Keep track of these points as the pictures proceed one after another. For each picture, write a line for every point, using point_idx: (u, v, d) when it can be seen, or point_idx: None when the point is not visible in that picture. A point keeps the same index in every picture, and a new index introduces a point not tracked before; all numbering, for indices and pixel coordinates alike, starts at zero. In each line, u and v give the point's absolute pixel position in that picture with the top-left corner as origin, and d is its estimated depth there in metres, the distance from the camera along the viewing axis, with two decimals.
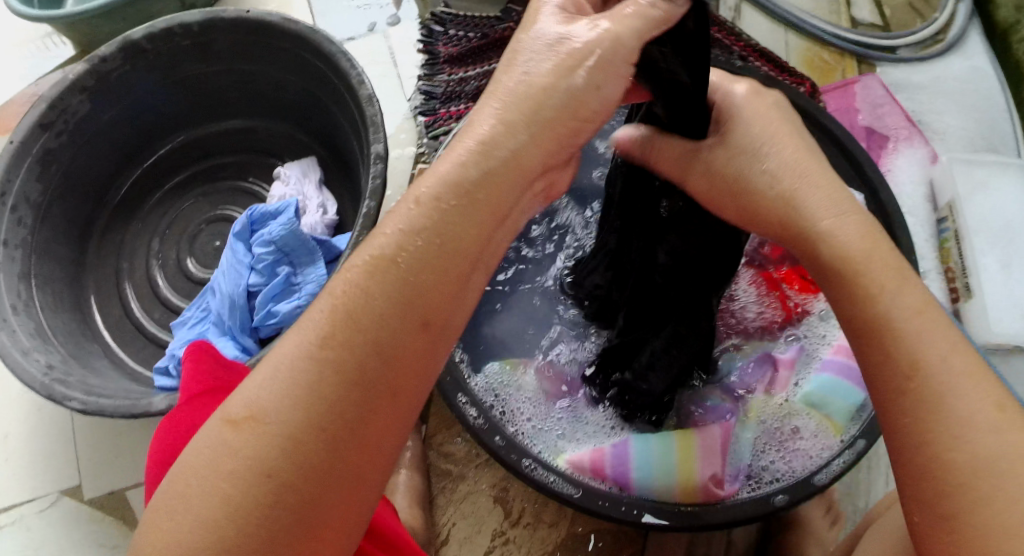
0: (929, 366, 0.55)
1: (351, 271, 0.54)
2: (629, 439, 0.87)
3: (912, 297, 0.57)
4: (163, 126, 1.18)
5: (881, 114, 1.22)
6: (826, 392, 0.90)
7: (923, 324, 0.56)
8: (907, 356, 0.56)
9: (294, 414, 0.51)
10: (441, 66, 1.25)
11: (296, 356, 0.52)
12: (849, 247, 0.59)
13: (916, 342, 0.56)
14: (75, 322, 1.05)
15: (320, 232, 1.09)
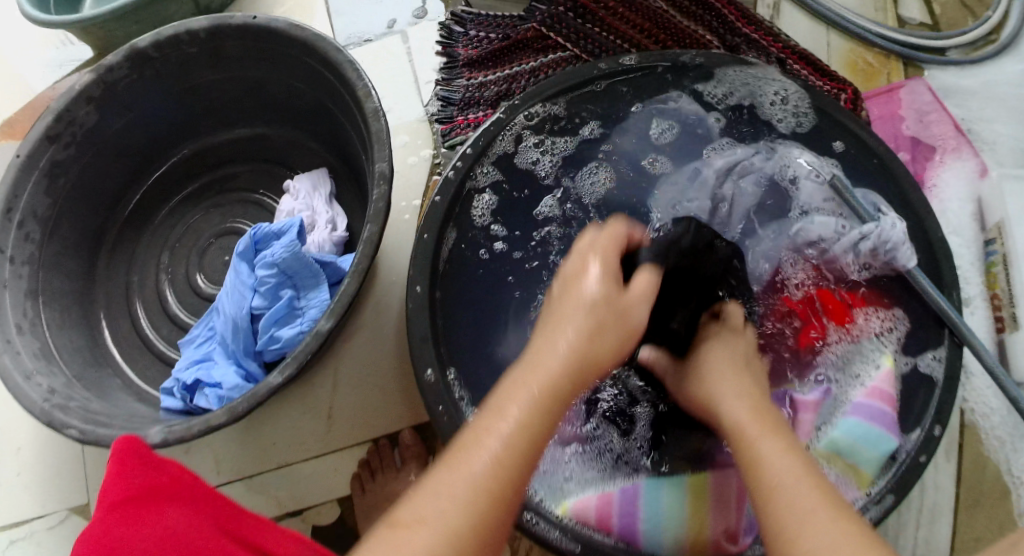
0: (786, 492, 0.65)
1: (513, 413, 0.64)
2: (637, 484, 0.86)
3: (772, 436, 0.72)
4: (173, 134, 1.15)
5: (927, 123, 1.13)
6: (853, 441, 0.86)
7: (778, 450, 0.70)
8: (768, 485, 0.67)
9: (456, 522, 0.60)
10: (460, 70, 1.16)
11: (469, 479, 0.62)
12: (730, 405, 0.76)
13: (771, 466, 0.68)
14: (83, 340, 1.05)
15: (328, 250, 1.05)
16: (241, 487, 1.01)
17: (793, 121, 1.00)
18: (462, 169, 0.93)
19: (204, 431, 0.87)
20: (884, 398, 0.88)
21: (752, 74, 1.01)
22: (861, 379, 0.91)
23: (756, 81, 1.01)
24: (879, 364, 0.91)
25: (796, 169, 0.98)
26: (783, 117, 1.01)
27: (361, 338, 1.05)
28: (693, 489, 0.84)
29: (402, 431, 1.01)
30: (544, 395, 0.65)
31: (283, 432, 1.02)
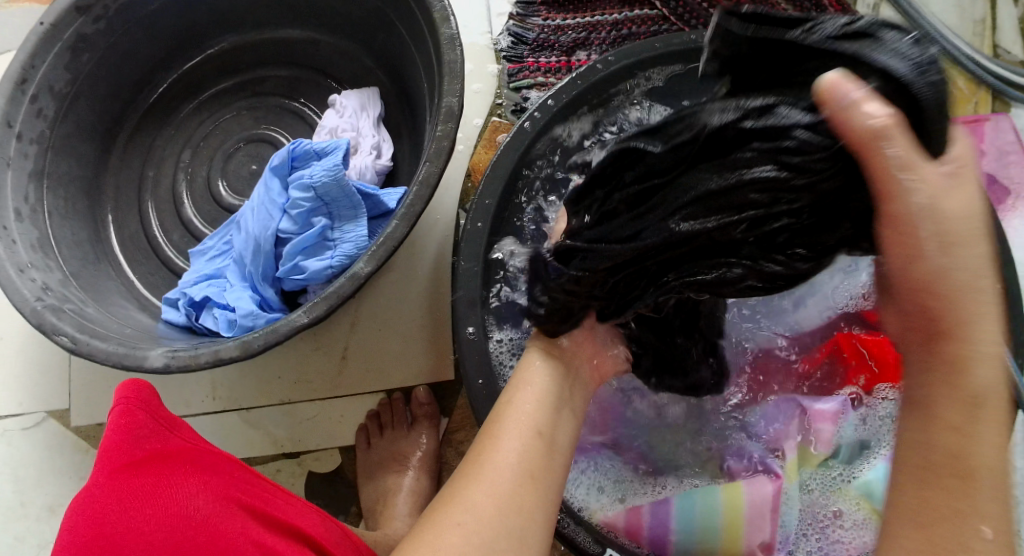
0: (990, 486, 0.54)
1: (541, 375, 0.71)
2: (671, 498, 0.83)
3: (982, 373, 0.55)
4: (212, 26, 1.04)
5: (1007, 162, 1.09)
6: (887, 488, 0.83)
7: (982, 417, 0.55)
8: (972, 468, 0.54)
9: (499, 496, 0.62)
10: (537, 8, 1.04)
11: (513, 456, 0.64)
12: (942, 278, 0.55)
13: (977, 440, 0.55)
14: (86, 234, 0.97)
15: (369, 179, 0.95)
16: (237, 418, 0.95)
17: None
18: (540, 121, 0.85)
19: (210, 363, 0.83)
20: None
21: None
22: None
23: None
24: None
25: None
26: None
27: (389, 279, 0.95)
28: (730, 499, 0.82)
29: (416, 387, 0.94)
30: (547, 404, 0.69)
31: (288, 367, 0.95)
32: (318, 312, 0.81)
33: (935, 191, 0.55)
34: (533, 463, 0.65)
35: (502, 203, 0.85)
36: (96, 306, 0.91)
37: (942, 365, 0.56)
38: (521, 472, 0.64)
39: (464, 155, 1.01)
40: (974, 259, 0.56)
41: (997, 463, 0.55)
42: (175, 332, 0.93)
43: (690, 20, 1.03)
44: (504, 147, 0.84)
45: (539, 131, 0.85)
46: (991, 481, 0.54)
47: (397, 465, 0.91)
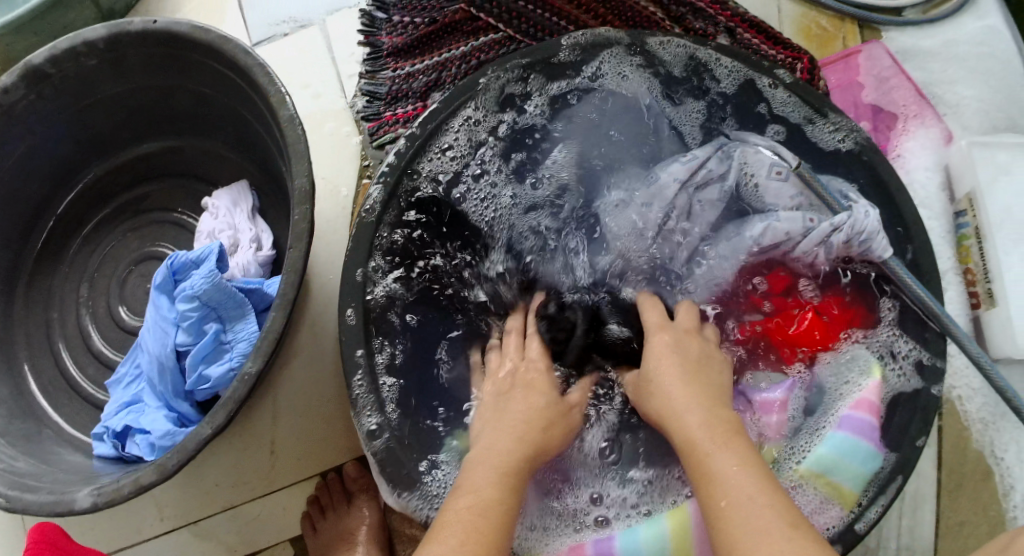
0: (736, 497, 0.65)
1: (506, 443, 0.76)
2: (614, 534, 0.83)
3: (736, 442, 0.70)
4: (81, 156, 1.06)
5: (888, 89, 1.06)
6: (839, 458, 0.84)
7: (726, 437, 0.71)
8: (718, 495, 0.66)
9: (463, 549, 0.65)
10: (385, 60, 1.05)
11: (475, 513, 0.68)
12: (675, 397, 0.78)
13: (719, 457, 0.69)
14: (5, 390, 0.98)
15: (254, 273, 0.97)
16: (187, 533, 0.96)
17: (787, 110, 0.93)
18: (390, 181, 0.85)
19: (135, 491, 0.82)
20: (869, 411, 0.86)
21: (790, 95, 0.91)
22: (849, 390, 0.89)
23: (802, 108, 0.92)
24: (866, 376, 0.89)
25: (754, 167, 0.93)
26: (834, 138, 0.92)
27: (297, 364, 0.97)
28: (676, 522, 0.81)
29: (346, 463, 0.96)
30: (503, 472, 0.73)
31: (223, 472, 0.96)
32: (220, 420, 0.81)
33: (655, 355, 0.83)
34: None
35: (376, 243, 0.84)
36: (27, 458, 0.92)
37: (690, 463, 0.71)
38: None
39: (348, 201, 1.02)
40: (668, 356, 0.82)
41: (741, 484, 0.66)
42: (106, 466, 0.92)
43: (536, 33, 1.03)
44: (371, 187, 0.85)
45: (404, 164, 0.86)
46: (729, 492, 0.66)
47: (346, 542, 0.91)
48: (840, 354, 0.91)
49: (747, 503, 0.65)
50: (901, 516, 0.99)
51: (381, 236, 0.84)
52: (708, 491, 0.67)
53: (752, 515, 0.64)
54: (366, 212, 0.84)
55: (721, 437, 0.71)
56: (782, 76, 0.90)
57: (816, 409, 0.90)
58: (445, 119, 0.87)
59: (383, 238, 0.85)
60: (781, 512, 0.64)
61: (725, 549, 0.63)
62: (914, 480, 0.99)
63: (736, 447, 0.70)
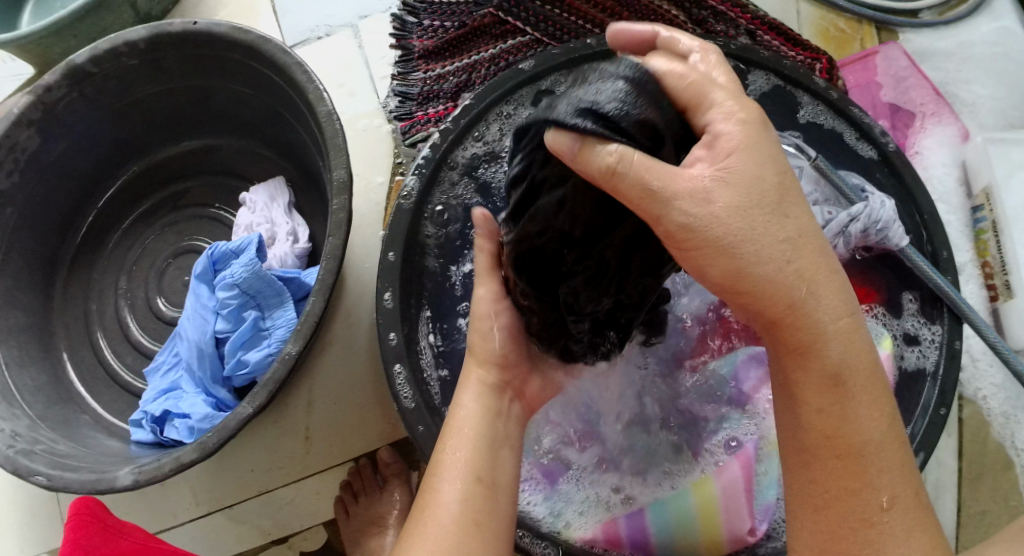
0: (898, 505, 0.60)
1: (472, 401, 0.74)
2: (642, 508, 0.85)
3: (872, 381, 0.62)
4: (119, 153, 1.09)
5: (905, 89, 1.09)
6: None
7: (866, 380, 0.62)
8: (870, 491, 0.60)
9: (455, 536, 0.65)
10: (416, 62, 1.08)
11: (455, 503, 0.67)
12: (830, 331, 0.61)
13: (864, 412, 0.61)
14: (45, 377, 1.01)
15: (291, 265, 0.99)
16: (223, 518, 0.98)
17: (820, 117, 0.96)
18: (424, 173, 0.89)
19: (176, 468, 0.84)
20: None
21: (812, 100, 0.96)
22: None
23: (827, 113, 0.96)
24: (878, 349, 0.92)
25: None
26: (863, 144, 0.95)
27: (332, 353, 1.00)
28: (703, 496, 0.84)
29: (379, 449, 0.98)
30: (473, 440, 0.71)
31: (259, 457, 0.98)
32: (260, 400, 0.83)
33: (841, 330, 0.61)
34: (475, 506, 0.67)
35: (411, 230, 0.88)
36: (68, 442, 0.94)
37: (815, 406, 0.61)
38: (463, 518, 0.67)
39: (383, 188, 1.06)
40: (837, 307, 0.61)
41: (898, 489, 0.61)
42: (145, 450, 0.94)
43: (562, 35, 1.06)
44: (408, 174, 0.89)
45: (439, 157, 0.90)
46: (890, 502, 0.60)
47: (377, 527, 0.94)
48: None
49: (884, 480, 0.61)
50: None
51: (413, 225, 0.88)
52: (846, 445, 0.61)
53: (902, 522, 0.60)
54: (403, 197, 0.88)
55: (868, 388, 0.61)
56: (818, 83, 0.95)
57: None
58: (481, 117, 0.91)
59: (417, 224, 0.89)
60: (930, 536, 0.61)
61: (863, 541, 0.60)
62: (935, 469, 1.01)
63: (872, 383, 0.62)
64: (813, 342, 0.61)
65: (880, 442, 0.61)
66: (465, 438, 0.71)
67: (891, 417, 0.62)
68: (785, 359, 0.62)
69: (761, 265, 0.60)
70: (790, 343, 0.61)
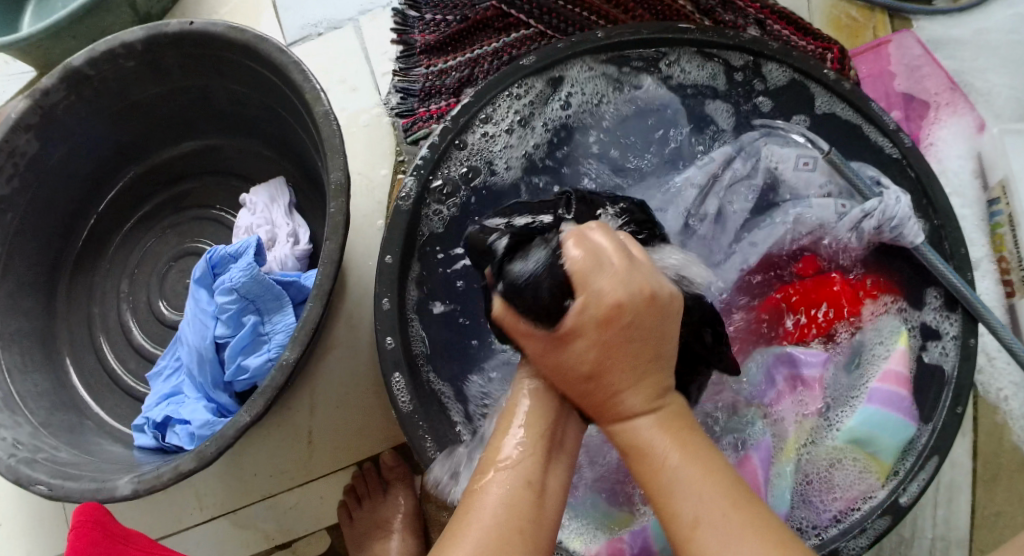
0: (708, 525, 0.61)
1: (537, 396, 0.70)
2: (648, 522, 0.83)
3: (695, 463, 0.63)
4: (120, 156, 1.09)
5: (919, 77, 1.06)
6: (872, 430, 0.85)
7: (693, 463, 0.63)
8: (686, 517, 0.61)
9: (497, 539, 0.61)
10: (418, 58, 1.06)
11: (505, 501, 0.63)
12: (643, 431, 0.65)
13: (689, 490, 0.62)
14: (49, 382, 1.00)
15: (292, 267, 0.98)
16: (226, 522, 0.97)
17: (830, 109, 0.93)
18: (424, 171, 0.86)
19: (176, 477, 0.84)
20: (896, 380, 0.86)
21: (828, 94, 0.92)
22: (874, 362, 0.89)
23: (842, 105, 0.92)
24: (892, 345, 0.89)
25: (780, 158, 0.94)
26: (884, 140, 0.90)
27: (334, 356, 0.98)
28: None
29: (382, 453, 0.97)
30: (536, 442, 0.67)
31: (262, 461, 0.97)
32: (258, 408, 0.82)
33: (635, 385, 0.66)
34: (521, 506, 0.63)
35: (411, 227, 0.85)
36: (70, 449, 0.94)
37: (641, 472, 0.64)
38: (510, 522, 0.62)
39: (386, 180, 1.05)
40: (636, 373, 0.66)
41: (709, 510, 0.61)
42: (147, 455, 0.94)
43: (566, 27, 1.04)
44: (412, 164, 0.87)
45: (438, 157, 0.87)
46: (703, 517, 0.61)
47: (382, 531, 0.92)
48: (871, 324, 0.91)
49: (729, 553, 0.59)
50: (936, 506, 0.98)
51: (413, 226, 0.86)
52: (684, 530, 0.61)
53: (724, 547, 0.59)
54: (404, 197, 0.85)
55: (687, 461, 0.63)
56: (829, 76, 0.90)
57: (849, 382, 0.89)
58: (484, 109, 0.89)
59: (419, 219, 0.87)
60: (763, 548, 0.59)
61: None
62: (950, 469, 0.99)
63: (691, 457, 0.63)
64: (618, 415, 0.66)
65: (688, 479, 0.62)
66: (529, 434, 0.68)
67: (710, 456, 0.64)
68: (623, 452, 0.66)
69: (577, 367, 0.66)
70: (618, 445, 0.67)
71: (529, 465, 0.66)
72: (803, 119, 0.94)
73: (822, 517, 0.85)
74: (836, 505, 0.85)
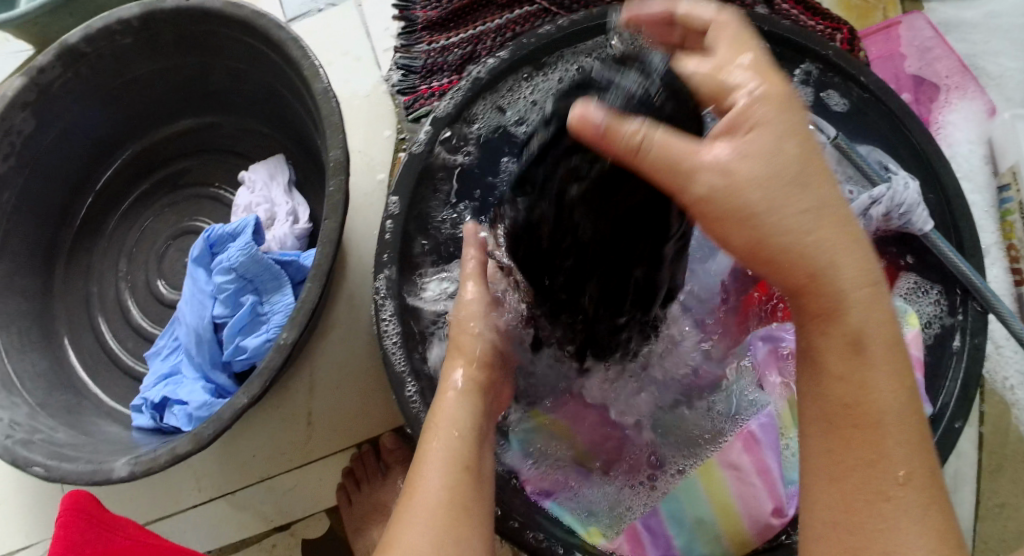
0: (914, 481, 0.56)
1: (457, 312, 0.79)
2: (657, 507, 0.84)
3: (898, 365, 0.58)
4: (119, 134, 1.08)
5: (930, 60, 1.04)
6: None
7: (890, 356, 0.58)
8: (874, 414, 0.57)
9: (436, 525, 0.63)
10: (420, 34, 1.04)
11: (442, 490, 0.65)
12: (835, 267, 0.57)
13: (883, 379, 0.57)
14: (46, 362, 1.00)
15: (291, 246, 0.97)
16: (224, 503, 0.97)
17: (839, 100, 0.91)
18: (434, 132, 0.86)
19: (171, 460, 0.83)
20: (912, 363, 0.84)
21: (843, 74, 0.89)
22: None
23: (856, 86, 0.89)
24: (905, 325, 0.86)
25: None
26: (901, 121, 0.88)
27: (335, 337, 0.97)
28: (711, 483, 0.83)
29: (382, 435, 0.96)
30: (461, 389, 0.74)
31: (260, 443, 0.97)
32: (256, 390, 0.81)
33: (830, 215, 0.58)
34: (462, 490, 0.66)
35: (416, 195, 0.85)
36: (67, 429, 0.93)
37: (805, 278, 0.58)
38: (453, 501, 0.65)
39: (389, 141, 1.03)
40: (853, 258, 0.58)
41: (915, 462, 0.57)
42: (145, 437, 0.93)
43: (570, 4, 1.01)
44: (418, 133, 0.86)
45: (450, 120, 0.86)
46: (906, 472, 0.56)
47: (380, 514, 0.93)
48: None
49: (900, 465, 0.56)
50: (941, 497, 0.97)
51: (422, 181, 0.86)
52: (861, 418, 0.57)
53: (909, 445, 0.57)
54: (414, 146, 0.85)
55: (890, 366, 0.58)
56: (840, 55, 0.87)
57: None
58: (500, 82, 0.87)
59: (426, 186, 0.86)
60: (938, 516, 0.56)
61: (847, 417, 0.58)
62: (955, 460, 0.98)
63: (895, 360, 0.58)
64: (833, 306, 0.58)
65: (887, 376, 0.57)
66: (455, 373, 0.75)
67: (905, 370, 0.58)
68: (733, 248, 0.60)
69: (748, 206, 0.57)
70: (809, 303, 0.59)
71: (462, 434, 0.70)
72: (840, 100, 0.91)
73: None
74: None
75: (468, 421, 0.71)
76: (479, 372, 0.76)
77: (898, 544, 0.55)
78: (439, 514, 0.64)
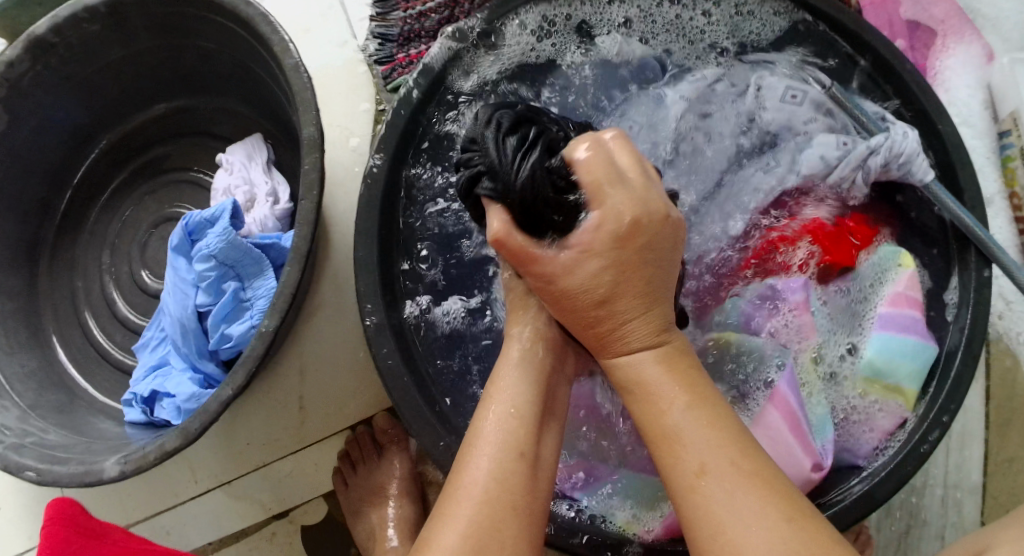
0: (714, 471, 0.61)
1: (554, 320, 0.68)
2: None
3: (680, 394, 0.64)
4: (94, 124, 1.05)
5: (925, 3, 1.00)
6: (890, 358, 0.82)
7: (673, 382, 0.65)
8: (692, 462, 0.62)
9: (490, 501, 0.61)
10: (395, 1, 1.01)
11: (500, 468, 0.63)
12: (644, 373, 0.65)
13: (669, 410, 0.64)
14: (35, 362, 0.98)
15: (273, 227, 0.95)
16: (221, 493, 0.96)
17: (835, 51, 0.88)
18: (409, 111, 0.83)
19: (162, 456, 0.81)
20: (913, 305, 0.83)
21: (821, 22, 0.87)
22: (880, 290, 0.84)
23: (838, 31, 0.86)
24: (899, 267, 0.84)
25: (767, 90, 0.88)
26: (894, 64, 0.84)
27: (321, 320, 0.96)
28: None
29: (374, 416, 0.95)
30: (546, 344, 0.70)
31: (253, 430, 0.95)
32: (240, 380, 0.80)
33: (634, 271, 0.65)
34: (514, 474, 0.63)
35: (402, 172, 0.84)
36: (59, 430, 0.91)
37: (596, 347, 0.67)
38: (502, 485, 0.62)
39: (368, 114, 1.01)
40: (637, 292, 0.65)
41: (713, 453, 0.62)
42: (137, 431, 0.92)
43: None
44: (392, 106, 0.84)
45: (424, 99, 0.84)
46: (714, 461, 0.61)
47: (379, 497, 0.92)
48: (870, 253, 0.85)
49: (728, 512, 0.60)
50: (948, 454, 0.95)
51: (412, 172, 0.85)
52: (687, 478, 0.62)
53: (703, 437, 0.62)
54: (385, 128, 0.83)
55: (693, 406, 0.64)
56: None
57: (849, 309, 0.85)
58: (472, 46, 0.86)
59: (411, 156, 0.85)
60: (762, 488, 0.61)
61: (676, 468, 0.63)
62: (962, 416, 0.96)
63: (695, 404, 0.64)
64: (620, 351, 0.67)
65: (690, 419, 0.63)
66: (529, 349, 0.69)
67: (711, 398, 0.65)
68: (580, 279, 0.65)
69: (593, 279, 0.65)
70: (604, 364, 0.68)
71: (532, 400, 0.67)
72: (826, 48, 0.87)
73: (857, 450, 0.82)
74: (869, 439, 0.82)
75: (536, 376, 0.68)
76: (544, 341, 0.70)
77: (730, 528, 0.60)
78: (496, 486, 0.62)
